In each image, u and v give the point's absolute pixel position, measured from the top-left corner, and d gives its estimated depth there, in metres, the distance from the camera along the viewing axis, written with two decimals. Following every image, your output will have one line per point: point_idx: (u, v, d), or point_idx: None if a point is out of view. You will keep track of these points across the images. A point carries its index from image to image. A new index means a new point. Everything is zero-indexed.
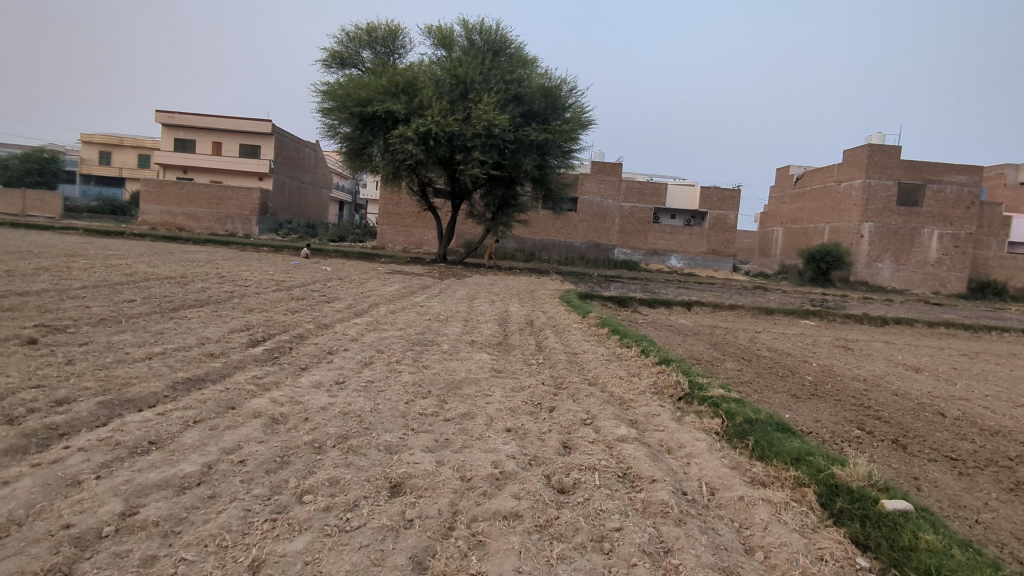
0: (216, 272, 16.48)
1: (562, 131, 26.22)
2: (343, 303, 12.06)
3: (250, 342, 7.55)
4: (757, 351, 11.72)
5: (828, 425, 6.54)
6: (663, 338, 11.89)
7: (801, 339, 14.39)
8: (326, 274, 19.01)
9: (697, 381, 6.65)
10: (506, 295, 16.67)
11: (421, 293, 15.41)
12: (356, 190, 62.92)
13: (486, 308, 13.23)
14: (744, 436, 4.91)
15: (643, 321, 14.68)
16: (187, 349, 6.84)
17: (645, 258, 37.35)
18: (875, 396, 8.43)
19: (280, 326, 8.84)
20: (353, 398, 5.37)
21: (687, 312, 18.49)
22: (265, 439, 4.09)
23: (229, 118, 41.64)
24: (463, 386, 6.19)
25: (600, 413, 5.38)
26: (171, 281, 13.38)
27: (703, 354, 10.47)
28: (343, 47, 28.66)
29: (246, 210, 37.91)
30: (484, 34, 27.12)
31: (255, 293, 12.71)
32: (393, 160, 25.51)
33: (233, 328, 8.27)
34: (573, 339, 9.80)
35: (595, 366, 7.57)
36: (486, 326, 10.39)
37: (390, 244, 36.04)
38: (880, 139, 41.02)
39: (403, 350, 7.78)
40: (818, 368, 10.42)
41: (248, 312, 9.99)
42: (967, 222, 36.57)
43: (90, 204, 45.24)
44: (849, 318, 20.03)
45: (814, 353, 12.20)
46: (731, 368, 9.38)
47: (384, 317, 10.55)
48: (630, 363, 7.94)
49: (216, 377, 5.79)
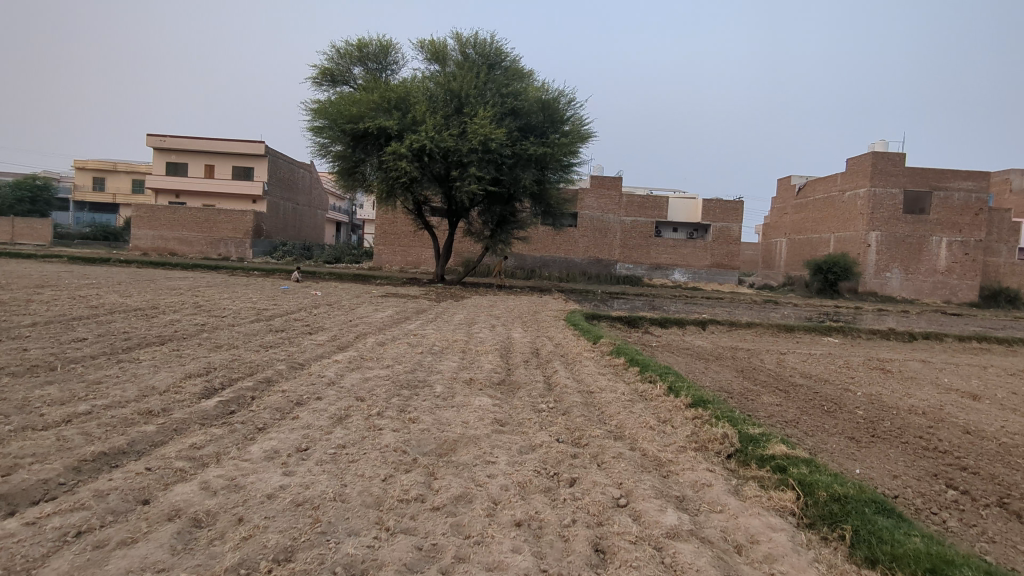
0: (195, 301, 15.27)
1: (561, 144, 25.17)
2: (327, 335, 10.77)
3: (207, 392, 6.28)
4: (791, 379, 10.45)
5: (912, 482, 5.35)
6: (685, 366, 10.65)
7: (830, 360, 13.10)
8: (315, 299, 17.80)
9: (747, 432, 5.42)
10: (507, 319, 15.41)
11: (415, 320, 14.15)
12: (352, 210, 61.80)
13: (486, 335, 11.99)
14: (835, 523, 3.71)
15: (657, 344, 13.41)
16: (123, 406, 5.59)
17: (648, 273, 36.19)
18: (946, 436, 7.17)
19: (250, 367, 7.60)
20: (314, 476, 4.09)
21: (701, 332, 17.25)
22: (171, 565, 2.85)
23: (221, 140, 40.66)
24: (460, 449, 4.96)
25: (637, 489, 4.15)
26: (140, 314, 12.14)
27: (734, 386, 9.23)
28: (333, 63, 27.70)
29: (240, 233, 36.85)
30: (478, 47, 26.15)
31: (231, 325, 11.42)
32: (386, 177, 24.43)
33: (188, 373, 6.99)
34: (586, 373, 8.55)
35: (618, 411, 6.38)
36: (486, 360, 9.15)
37: (387, 265, 34.91)
38: (882, 146, 40.12)
39: (387, 396, 6.51)
40: (865, 398, 9.18)
41: (217, 350, 8.72)
42: (976, 229, 35.39)
43: (82, 230, 44.25)
44: (873, 334, 18.72)
45: (854, 379, 10.91)
46: (770, 405, 8.12)
47: (371, 351, 9.28)
48: (658, 405, 6.71)
49: (142, 449, 4.52)
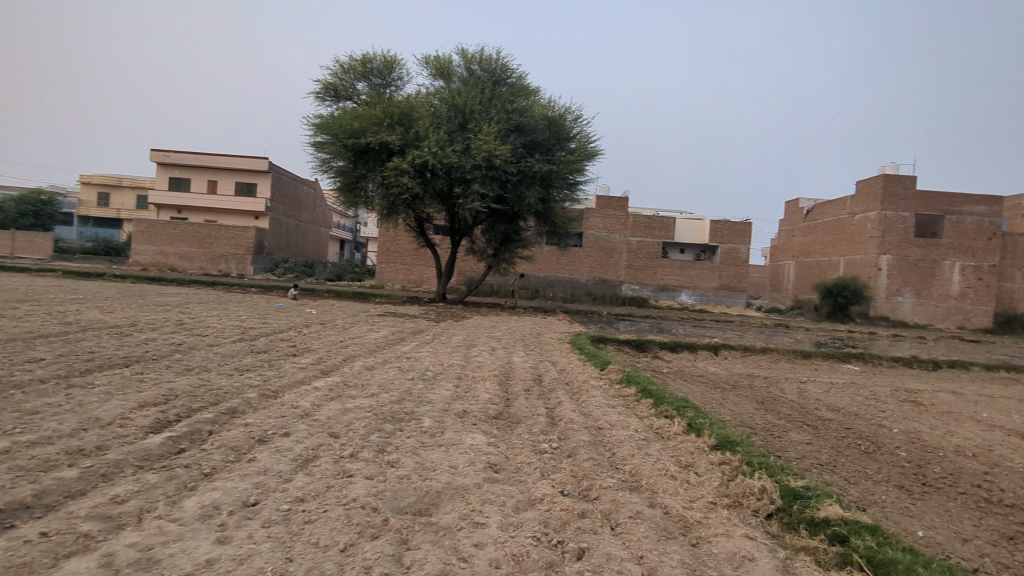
0: (180, 318, 14.44)
1: (567, 161, 24.45)
2: (312, 358, 9.93)
3: (156, 426, 5.43)
4: (817, 413, 9.50)
5: (988, 549, 4.46)
6: (701, 397, 9.75)
7: (854, 391, 12.10)
8: (309, 318, 16.95)
9: (789, 485, 4.56)
10: (509, 342, 14.54)
11: (411, 341, 13.28)
12: (355, 228, 61.30)
13: (486, 360, 11.12)
14: None
15: (668, 371, 12.51)
16: (49, 444, 4.75)
17: (654, 294, 35.36)
18: (1010, 485, 6.25)
19: (216, 394, 6.75)
20: (253, 547, 3.23)
21: (714, 358, 16.32)
22: None
23: (224, 156, 40.22)
24: (443, 506, 4.08)
25: (664, 567, 3.29)
26: (115, 332, 11.32)
27: (756, 420, 8.33)
28: (337, 79, 27.22)
29: (241, 249, 36.19)
30: (483, 63, 25.59)
31: (211, 346, 10.58)
32: (387, 194, 23.77)
33: (143, 402, 6.14)
34: (595, 405, 7.68)
35: (631, 453, 5.51)
36: (484, 388, 8.29)
37: (388, 283, 34.16)
38: (893, 168, 39.38)
39: (366, 433, 5.64)
40: (904, 437, 8.25)
41: (186, 374, 7.87)
42: (989, 254, 34.42)
43: (84, 244, 43.75)
44: (894, 361, 17.72)
45: (886, 413, 9.97)
46: (801, 444, 7.22)
47: (357, 378, 8.40)
48: (678, 447, 5.84)
49: (52, 503, 3.67)
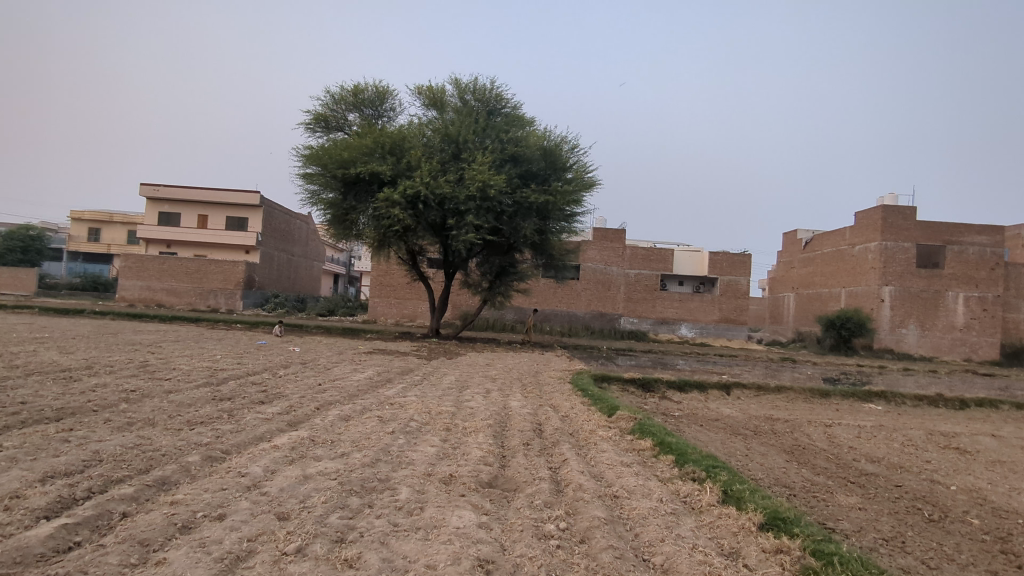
0: (147, 360, 13.16)
1: (563, 192, 23.55)
2: (282, 406, 8.71)
3: (53, 509, 4.22)
4: (858, 466, 8.30)
5: None
6: (723, 447, 8.58)
7: (887, 436, 10.92)
8: (291, 358, 15.70)
9: None
10: (506, 382, 13.33)
11: (398, 384, 12.05)
12: (350, 261, 60.60)
13: (480, 405, 9.90)
14: None
15: (681, 415, 11.32)
16: None
17: (653, 328, 34.29)
18: None
19: (149, 459, 5.54)
20: None
21: (725, 398, 15.12)
22: None
23: (216, 190, 39.35)
24: None
25: None
26: (64, 377, 10.03)
27: (793, 478, 7.15)
28: (327, 109, 26.47)
29: (230, 284, 35.07)
30: (477, 93, 24.90)
31: (168, 392, 9.33)
32: (377, 225, 22.73)
33: (51, 472, 4.92)
34: (607, 463, 6.48)
35: (659, 537, 4.34)
36: (477, 442, 7.09)
37: (381, 318, 32.99)
38: (891, 199, 38.73)
39: (323, 513, 4.43)
40: (965, 496, 7.08)
41: (124, 430, 6.65)
42: (993, 285, 33.55)
43: (71, 281, 42.48)
44: (913, 400, 16.53)
45: (933, 464, 8.78)
46: (853, 510, 6.03)
47: (328, 431, 7.18)
48: (717, 525, 4.68)
49: None
